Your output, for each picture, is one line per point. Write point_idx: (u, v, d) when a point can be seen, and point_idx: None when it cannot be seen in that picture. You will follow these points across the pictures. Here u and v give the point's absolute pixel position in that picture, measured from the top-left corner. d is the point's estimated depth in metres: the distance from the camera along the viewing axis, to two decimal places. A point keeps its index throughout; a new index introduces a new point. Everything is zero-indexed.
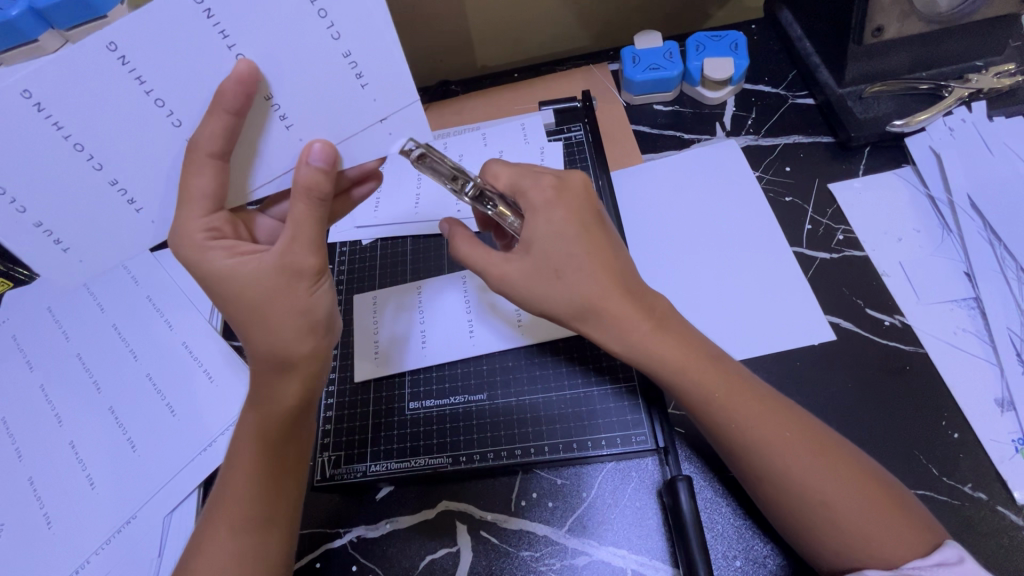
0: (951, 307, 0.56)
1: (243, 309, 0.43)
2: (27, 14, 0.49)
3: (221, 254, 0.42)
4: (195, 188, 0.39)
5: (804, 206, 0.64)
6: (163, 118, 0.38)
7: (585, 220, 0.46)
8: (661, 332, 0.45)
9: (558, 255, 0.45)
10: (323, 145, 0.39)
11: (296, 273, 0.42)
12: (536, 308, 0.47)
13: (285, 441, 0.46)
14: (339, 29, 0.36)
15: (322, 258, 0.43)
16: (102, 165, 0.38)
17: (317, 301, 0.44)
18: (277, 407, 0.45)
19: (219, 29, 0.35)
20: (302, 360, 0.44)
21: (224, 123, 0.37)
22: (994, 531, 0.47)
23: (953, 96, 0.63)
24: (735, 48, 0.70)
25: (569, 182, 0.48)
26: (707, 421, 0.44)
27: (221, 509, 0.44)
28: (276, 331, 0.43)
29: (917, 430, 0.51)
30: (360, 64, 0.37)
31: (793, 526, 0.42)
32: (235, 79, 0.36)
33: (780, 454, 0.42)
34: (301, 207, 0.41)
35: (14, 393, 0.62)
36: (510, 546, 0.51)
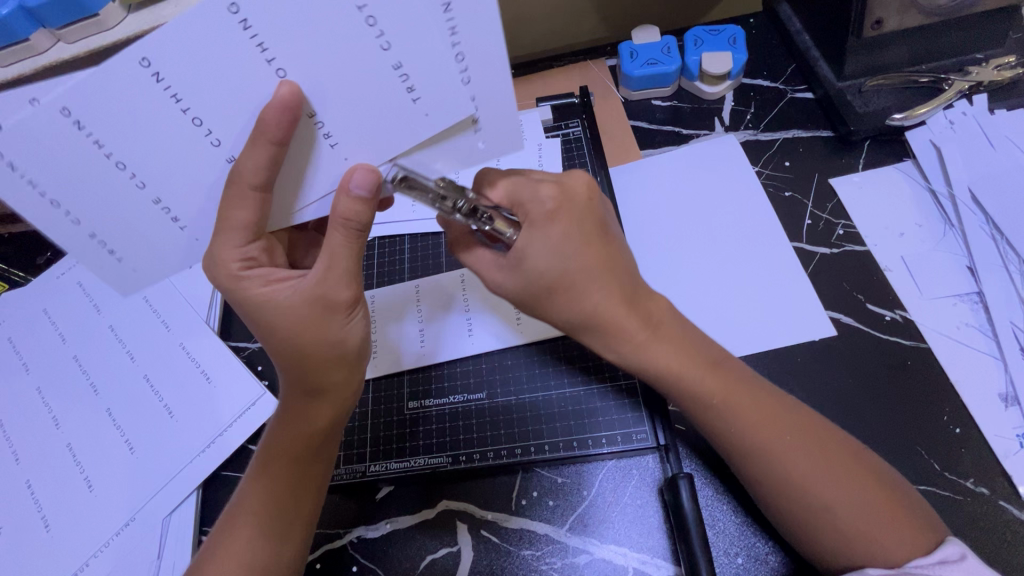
0: (953, 302, 0.55)
1: (287, 342, 0.42)
2: (18, 14, 0.48)
3: (255, 283, 0.42)
4: (233, 218, 0.38)
5: (804, 201, 0.63)
6: (202, 136, 0.35)
7: (585, 230, 0.43)
8: (659, 339, 0.44)
9: (553, 273, 0.43)
10: (367, 171, 0.38)
11: (328, 306, 0.41)
12: (534, 313, 0.46)
13: (307, 457, 0.45)
14: (388, 37, 0.32)
15: (356, 290, 0.42)
16: (145, 183, 0.36)
17: (349, 334, 0.43)
18: (312, 430, 0.44)
19: (257, 41, 0.32)
20: (337, 387, 0.44)
21: (267, 153, 0.35)
22: (996, 526, 0.46)
23: (954, 89, 0.62)
24: (733, 42, 0.69)
25: (570, 188, 0.44)
26: (707, 424, 0.44)
27: (232, 515, 0.45)
28: (310, 363, 0.42)
29: (919, 424, 0.51)
30: (411, 76, 0.34)
31: (797, 530, 0.42)
32: (279, 106, 0.33)
33: (781, 459, 0.41)
34: (338, 235, 0.40)
35: (11, 397, 0.61)
36: (510, 545, 0.50)
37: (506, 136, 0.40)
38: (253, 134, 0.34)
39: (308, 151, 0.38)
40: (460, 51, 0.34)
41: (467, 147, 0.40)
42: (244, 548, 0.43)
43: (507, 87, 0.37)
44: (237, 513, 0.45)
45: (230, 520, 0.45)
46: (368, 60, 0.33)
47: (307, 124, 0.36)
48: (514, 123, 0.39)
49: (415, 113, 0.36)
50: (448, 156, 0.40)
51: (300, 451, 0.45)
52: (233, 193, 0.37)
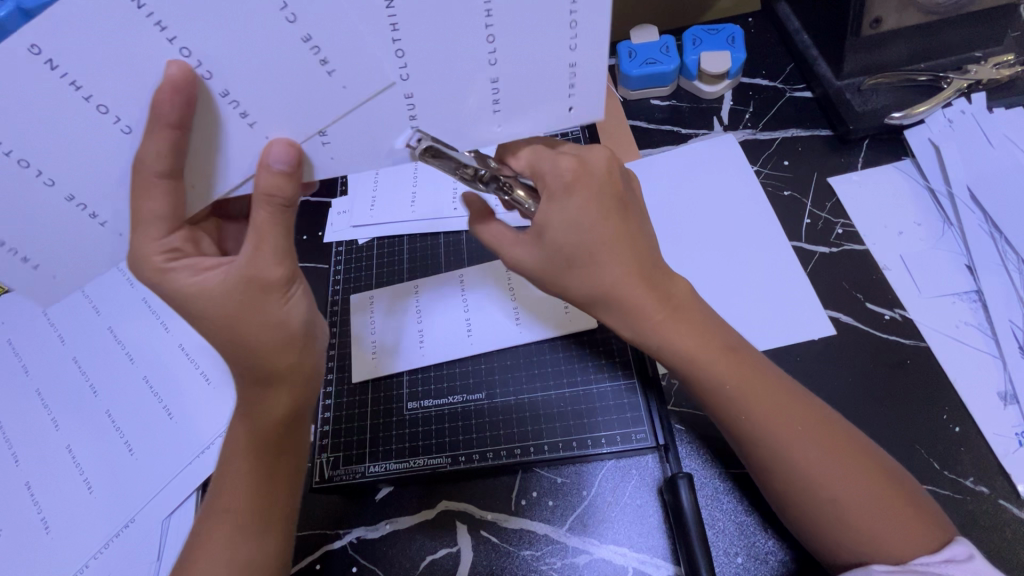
0: (952, 300, 0.55)
1: (225, 329, 0.40)
2: (15, 10, 0.48)
3: (185, 273, 0.40)
4: (146, 210, 0.37)
5: (803, 199, 0.63)
6: (112, 125, 0.35)
7: (603, 203, 0.42)
8: (675, 318, 0.44)
9: (572, 245, 0.43)
10: (283, 145, 0.37)
11: (262, 287, 0.40)
12: (557, 291, 0.46)
13: (275, 447, 0.44)
14: (293, 10, 0.33)
15: (290, 266, 0.41)
16: (53, 180, 0.37)
17: (290, 315, 0.41)
18: (269, 418, 0.43)
19: (155, 20, 0.32)
20: (286, 372, 0.42)
21: (169, 138, 0.35)
22: (997, 525, 0.46)
23: (953, 87, 0.62)
24: (732, 41, 0.69)
25: (589, 162, 0.43)
26: (718, 414, 0.44)
27: (213, 515, 0.44)
28: (257, 350, 0.41)
29: (918, 423, 0.51)
30: (322, 48, 0.34)
31: (806, 524, 0.42)
32: (169, 86, 0.33)
33: (792, 452, 0.41)
34: (263, 212, 0.38)
35: (10, 399, 0.61)
36: (510, 545, 0.50)
37: (588, 103, 0.40)
38: (150, 121, 0.34)
39: (213, 133, 0.37)
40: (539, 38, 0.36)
41: (550, 112, 0.40)
42: (233, 547, 0.43)
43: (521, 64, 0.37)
44: (218, 510, 0.44)
45: (211, 516, 0.44)
46: (460, 20, 0.34)
47: (209, 102, 0.36)
48: (599, 90, 0.39)
49: (488, 77, 0.37)
50: (534, 120, 0.40)
51: (275, 443, 0.44)
52: (137, 184, 0.36)
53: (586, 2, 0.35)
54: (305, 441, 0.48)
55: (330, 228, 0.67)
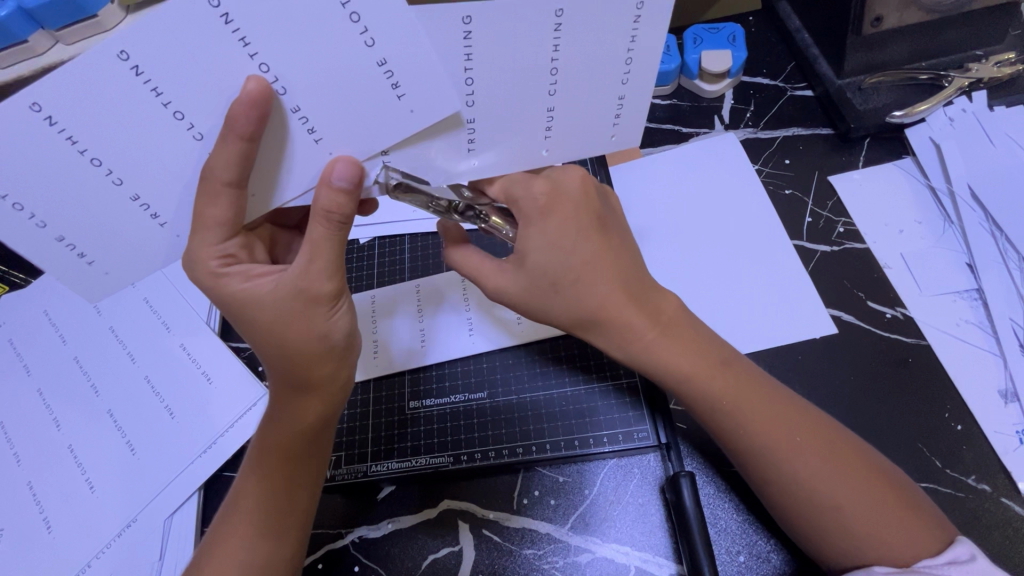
0: (953, 299, 0.55)
1: (269, 336, 0.41)
2: (16, 14, 0.49)
3: (237, 279, 0.41)
4: (208, 216, 0.37)
5: (804, 198, 0.63)
6: (185, 133, 0.35)
7: (579, 225, 0.43)
8: (665, 336, 0.44)
9: (555, 267, 0.43)
10: (348, 163, 0.37)
11: (312, 299, 0.40)
12: (535, 316, 0.46)
13: (305, 452, 0.45)
14: (373, 35, 0.33)
15: (340, 282, 0.41)
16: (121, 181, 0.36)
17: (332, 328, 0.42)
18: (304, 424, 0.44)
19: (240, 36, 0.32)
20: (324, 381, 0.43)
21: (238, 150, 0.34)
22: (998, 522, 0.47)
23: (954, 85, 0.62)
24: (733, 40, 0.69)
25: (563, 186, 0.44)
26: (713, 425, 0.44)
27: (232, 515, 0.44)
28: (296, 358, 0.42)
29: (920, 421, 0.51)
30: (396, 73, 0.34)
31: (805, 529, 0.41)
32: (247, 101, 0.33)
33: (789, 458, 0.41)
34: (320, 228, 0.38)
35: (12, 399, 0.61)
36: (512, 544, 0.50)
37: (629, 132, 0.42)
38: (222, 133, 0.34)
39: (281, 145, 0.37)
40: (590, 70, 0.37)
41: (597, 138, 0.42)
42: (241, 546, 0.43)
43: (582, 92, 0.38)
44: (237, 510, 0.44)
45: (227, 516, 0.45)
46: (529, 53, 0.36)
47: (280, 117, 0.35)
48: (642, 122, 0.41)
49: (545, 106, 0.39)
50: (579, 147, 0.42)
51: (297, 449, 0.44)
52: (205, 190, 0.36)
53: (646, 46, 0.37)
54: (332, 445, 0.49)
55: None
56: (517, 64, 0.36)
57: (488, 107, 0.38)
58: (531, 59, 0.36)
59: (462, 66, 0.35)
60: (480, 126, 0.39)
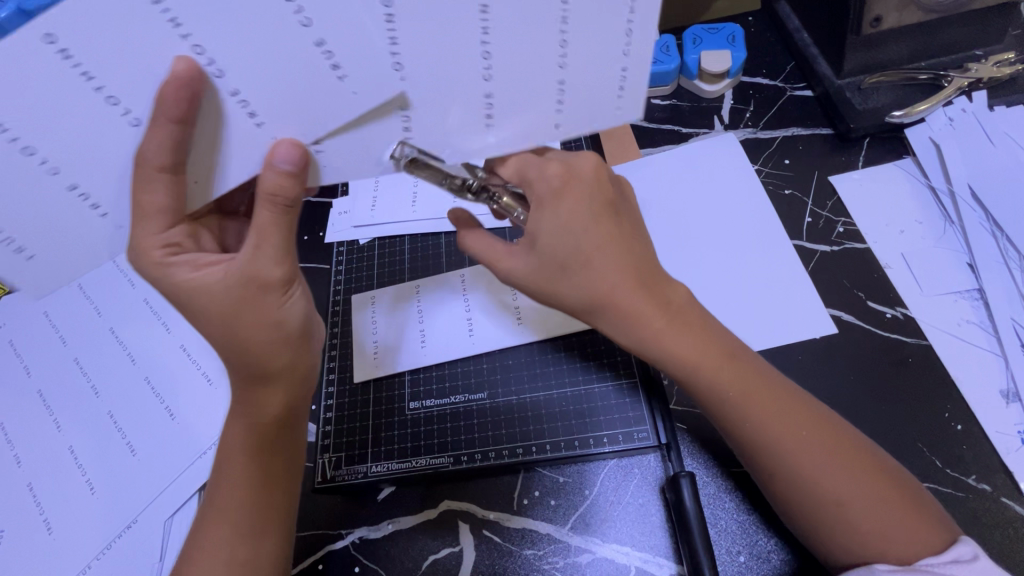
0: (954, 299, 0.55)
1: (218, 326, 0.40)
2: (15, 15, 0.49)
3: (185, 269, 0.40)
4: (146, 204, 0.38)
5: (804, 198, 0.63)
6: (120, 117, 0.35)
7: (593, 207, 0.43)
8: (677, 327, 0.43)
9: (565, 250, 0.43)
10: (290, 145, 0.37)
11: (262, 286, 0.39)
12: (546, 300, 0.46)
13: (271, 444, 0.45)
14: (308, 14, 0.33)
15: (289, 267, 0.40)
16: (57, 170, 0.37)
17: (286, 316, 0.41)
18: (265, 415, 0.43)
19: (173, 20, 0.33)
20: (281, 372, 0.42)
21: (168, 132, 0.35)
22: (1000, 523, 0.46)
23: (954, 85, 0.62)
24: (732, 40, 0.70)
25: (577, 168, 0.44)
26: (719, 416, 0.43)
27: (210, 514, 0.44)
28: (249, 350, 0.41)
29: (921, 421, 0.51)
30: (336, 54, 0.34)
31: (807, 524, 0.42)
32: (175, 83, 0.33)
33: (795, 454, 0.41)
34: (264, 213, 0.38)
35: (12, 400, 0.61)
36: (512, 545, 0.50)
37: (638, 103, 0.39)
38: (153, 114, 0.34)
39: (212, 131, 0.37)
40: (598, 36, 0.36)
41: (609, 112, 0.39)
42: (228, 541, 0.43)
43: (592, 64, 0.37)
44: (215, 509, 0.44)
45: (210, 513, 0.44)
46: (539, 23, 0.35)
47: (213, 100, 0.36)
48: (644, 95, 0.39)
49: (555, 79, 0.37)
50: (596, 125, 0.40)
51: (263, 441, 0.44)
52: (140, 177, 0.36)
53: (646, 8, 0.35)
54: (302, 436, 0.48)
55: (331, 228, 0.67)
56: (526, 34, 0.35)
57: (501, 80, 0.37)
58: (537, 31, 0.35)
59: (477, 39, 0.35)
60: (416, 112, 0.38)
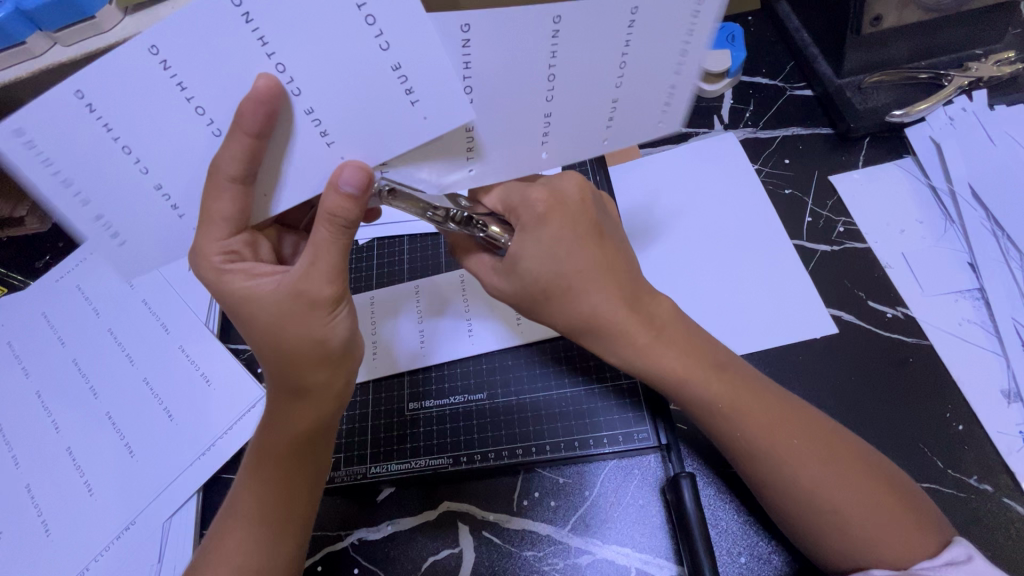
0: (955, 298, 0.55)
1: (267, 336, 0.41)
2: (14, 16, 0.48)
3: (239, 278, 0.41)
4: (214, 211, 0.37)
5: (804, 198, 0.63)
6: (204, 127, 0.35)
7: (579, 231, 0.43)
8: (661, 340, 0.44)
9: (547, 276, 0.43)
10: (356, 169, 0.37)
11: (310, 303, 0.40)
12: (534, 317, 0.47)
13: (303, 459, 0.44)
14: (388, 39, 0.32)
15: (339, 288, 0.41)
16: (148, 169, 0.36)
17: (330, 334, 0.41)
18: (298, 431, 0.44)
19: (259, 36, 0.32)
20: (318, 387, 0.43)
21: (245, 146, 0.34)
22: (1002, 523, 0.46)
23: (954, 84, 0.62)
24: (732, 40, 0.69)
25: (562, 193, 0.44)
26: (711, 428, 0.44)
27: (231, 520, 0.44)
28: (290, 363, 0.41)
29: (922, 421, 0.51)
30: (410, 78, 0.34)
31: (804, 532, 0.41)
32: (256, 99, 0.33)
33: (789, 463, 0.41)
34: (323, 231, 0.39)
35: (11, 401, 0.61)
36: (512, 546, 0.50)
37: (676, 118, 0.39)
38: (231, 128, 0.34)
39: (283, 145, 0.37)
40: (665, 58, 0.36)
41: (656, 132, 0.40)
42: (247, 547, 0.43)
43: (649, 86, 0.37)
44: (236, 515, 0.44)
45: (230, 519, 0.44)
46: (605, 45, 0.35)
47: (289, 116, 0.35)
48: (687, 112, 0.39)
49: (611, 98, 0.38)
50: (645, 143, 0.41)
51: (295, 455, 0.44)
52: (210, 186, 0.36)
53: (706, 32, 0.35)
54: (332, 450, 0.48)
55: None
56: (594, 55, 0.35)
57: (564, 101, 0.38)
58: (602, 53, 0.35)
59: (542, 61, 0.35)
60: (480, 129, 0.39)
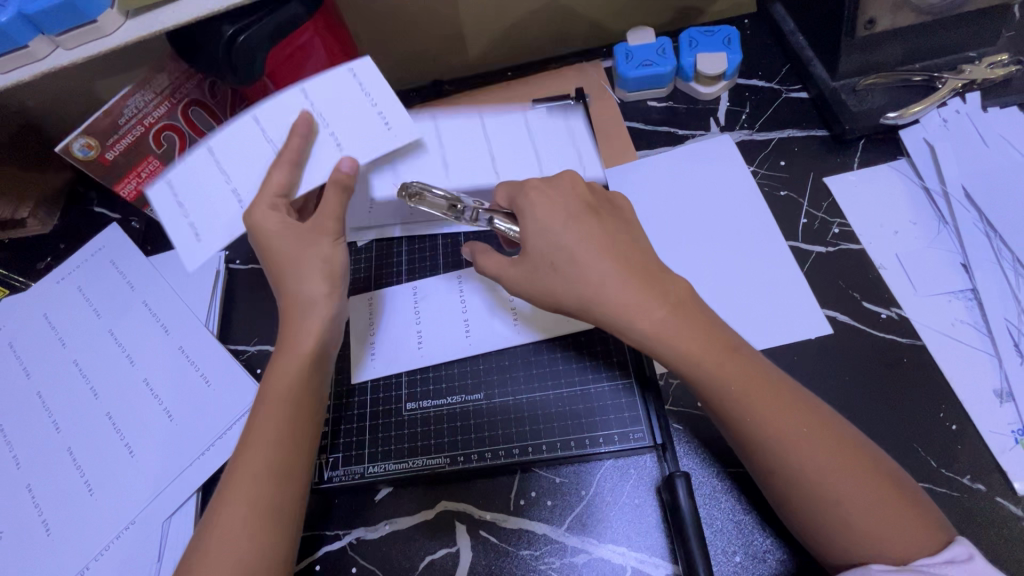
0: (947, 299, 0.55)
1: (281, 264, 0.50)
2: (17, 20, 0.49)
3: (269, 220, 0.48)
4: (273, 180, 0.49)
5: (799, 200, 0.63)
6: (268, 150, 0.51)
7: (575, 211, 0.48)
8: (678, 315, 0.44)
9: (551, 249, 0.47)
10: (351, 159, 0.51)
11: (320, 231, 0.51)
12: (540, 299, 0.49)
13: (307, 386, 0.48)
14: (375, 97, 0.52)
15: (340, 224, 0.52)
16: (231, 177, 0.51)
17: (333, 258, 0.51)
18: (305, 352, 0.49)
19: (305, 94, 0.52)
20: (322, 300, 0.50)
21: (296, 147, 0.50)
22: (995, 522, 0.47)
23: (948, 87, 0.63)
24: (729, 42, 0.69)
25: (559, 178, 0.51)
26: (720, 412, 0.44)
27: (237, 469, 0.45)
28: (305, 278, 0.50)
29: (916, 421, 0.51)
30: (387, 115, 0.52)
31: (803, 523, 0.42)
32: (302, 123, 0.50)
33: (795, 452, 0.41)
34: (331, 186, 0.50)
35: (11, 402, 0.61)
36: (510, 546, 0.51)
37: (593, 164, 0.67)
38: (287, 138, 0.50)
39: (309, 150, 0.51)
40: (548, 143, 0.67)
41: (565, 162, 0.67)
42: (255, 487, 0.44)
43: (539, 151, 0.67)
44: (243, 465, 0.45)
45: (235, 471, 0.45)
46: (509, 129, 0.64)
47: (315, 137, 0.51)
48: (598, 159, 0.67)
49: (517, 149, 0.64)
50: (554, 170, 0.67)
51: (302, 379, 0.48)
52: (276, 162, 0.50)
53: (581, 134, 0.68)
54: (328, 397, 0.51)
55: None
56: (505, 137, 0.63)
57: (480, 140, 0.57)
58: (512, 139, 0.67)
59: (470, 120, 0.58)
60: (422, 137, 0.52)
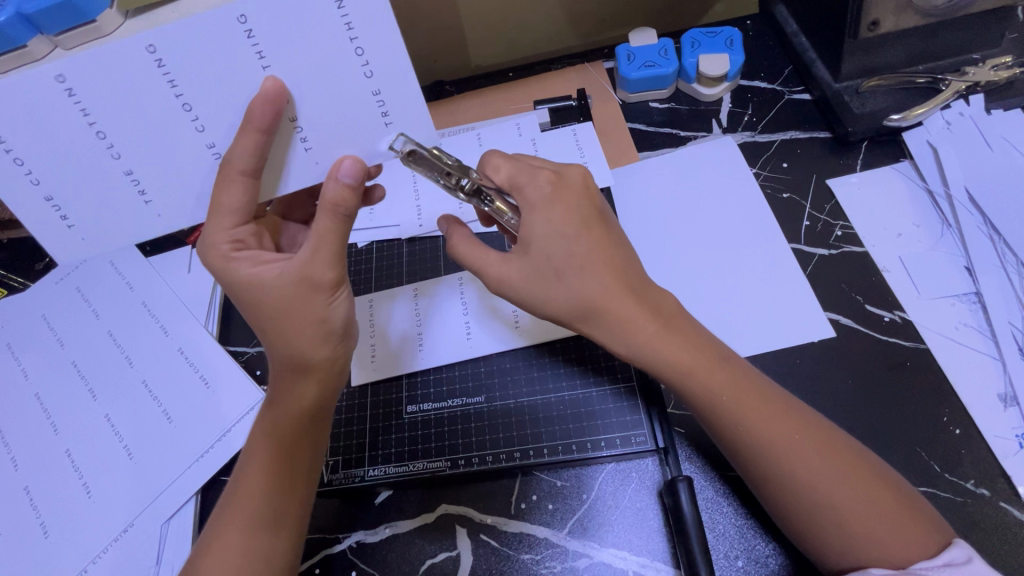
0: (951, 302, 0.55)
1: (270, 321, 0.44)
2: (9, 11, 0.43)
3: (245, 264, 0.44)
4: (224, 202, 0.41)
5: (802, 202, 0.63)
6: (188, 120, 0.39)
7: (582, 216, 0.46)
8: (668, 332, 0.44)
9: (558, 255, 0.45)
10: (353, 162, 0.42)
11: (314, 286, 0.43)
12: (538, 307, 0.48)
13: (298, 439, 0.46)
14: (372, 67, 0.39)
15: (340, 271, 0.44)
16: (121, 153, 0.40)
17: (333, 314, 0.44)
18: (299, 407, 0.46)
19: (255, 46, 0.37)
20: (319, 363, 0.45)
21: (255, 140, 0.39)
22: (998, 527, 0.46)
23: (951, 89, 0.62)
24: (731, 44, 0.69)
25: (568, 178, 0.48)
26: (714, 424, 0.44)
27: (230, 511, 0.45)
28: (295, 343, 0.44)
29: (919, 424, 0.51)
30: (386, 101, 0.41)
31: (800, 529, 0.42)
32: (265, 99, 0.38)
33: (791, 462, 0.41)
34: (326, 219, 0.42)
35: (10, 403, 0.61)
36: (510, 549, 0.50)
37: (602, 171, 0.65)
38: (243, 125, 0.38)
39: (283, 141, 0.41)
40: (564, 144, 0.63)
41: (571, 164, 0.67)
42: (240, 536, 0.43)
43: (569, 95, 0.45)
44: (237, 507, 0.44)
45: (227, 511, 0.45)
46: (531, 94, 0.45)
47: (286, 129, 0.41)
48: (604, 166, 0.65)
49: None
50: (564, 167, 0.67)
51: (291, 430, 0.46)
52: (222, 176, 0.40)
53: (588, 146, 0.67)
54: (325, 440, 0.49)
55: None
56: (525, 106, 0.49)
57: None
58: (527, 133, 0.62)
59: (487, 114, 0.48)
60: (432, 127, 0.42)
